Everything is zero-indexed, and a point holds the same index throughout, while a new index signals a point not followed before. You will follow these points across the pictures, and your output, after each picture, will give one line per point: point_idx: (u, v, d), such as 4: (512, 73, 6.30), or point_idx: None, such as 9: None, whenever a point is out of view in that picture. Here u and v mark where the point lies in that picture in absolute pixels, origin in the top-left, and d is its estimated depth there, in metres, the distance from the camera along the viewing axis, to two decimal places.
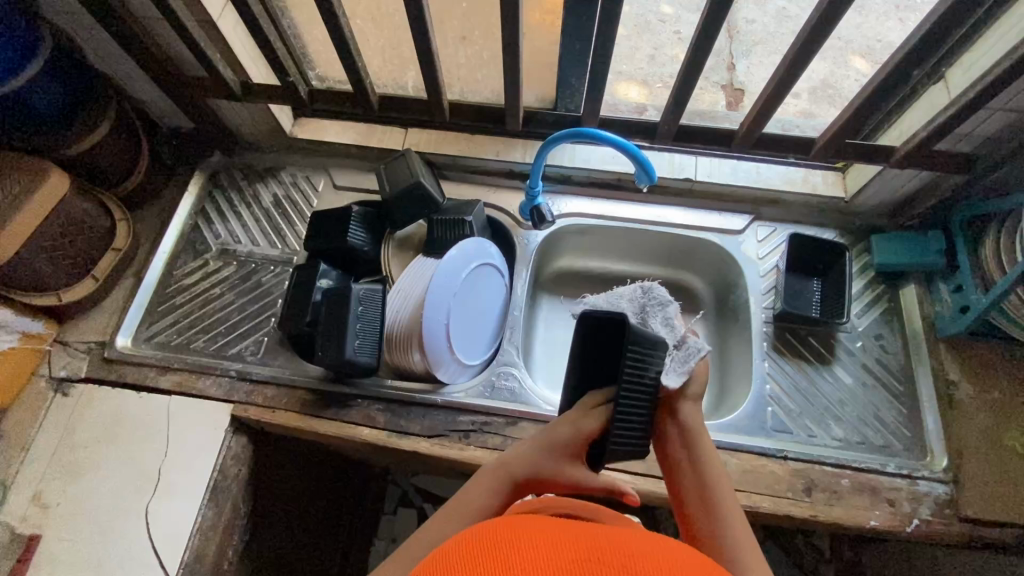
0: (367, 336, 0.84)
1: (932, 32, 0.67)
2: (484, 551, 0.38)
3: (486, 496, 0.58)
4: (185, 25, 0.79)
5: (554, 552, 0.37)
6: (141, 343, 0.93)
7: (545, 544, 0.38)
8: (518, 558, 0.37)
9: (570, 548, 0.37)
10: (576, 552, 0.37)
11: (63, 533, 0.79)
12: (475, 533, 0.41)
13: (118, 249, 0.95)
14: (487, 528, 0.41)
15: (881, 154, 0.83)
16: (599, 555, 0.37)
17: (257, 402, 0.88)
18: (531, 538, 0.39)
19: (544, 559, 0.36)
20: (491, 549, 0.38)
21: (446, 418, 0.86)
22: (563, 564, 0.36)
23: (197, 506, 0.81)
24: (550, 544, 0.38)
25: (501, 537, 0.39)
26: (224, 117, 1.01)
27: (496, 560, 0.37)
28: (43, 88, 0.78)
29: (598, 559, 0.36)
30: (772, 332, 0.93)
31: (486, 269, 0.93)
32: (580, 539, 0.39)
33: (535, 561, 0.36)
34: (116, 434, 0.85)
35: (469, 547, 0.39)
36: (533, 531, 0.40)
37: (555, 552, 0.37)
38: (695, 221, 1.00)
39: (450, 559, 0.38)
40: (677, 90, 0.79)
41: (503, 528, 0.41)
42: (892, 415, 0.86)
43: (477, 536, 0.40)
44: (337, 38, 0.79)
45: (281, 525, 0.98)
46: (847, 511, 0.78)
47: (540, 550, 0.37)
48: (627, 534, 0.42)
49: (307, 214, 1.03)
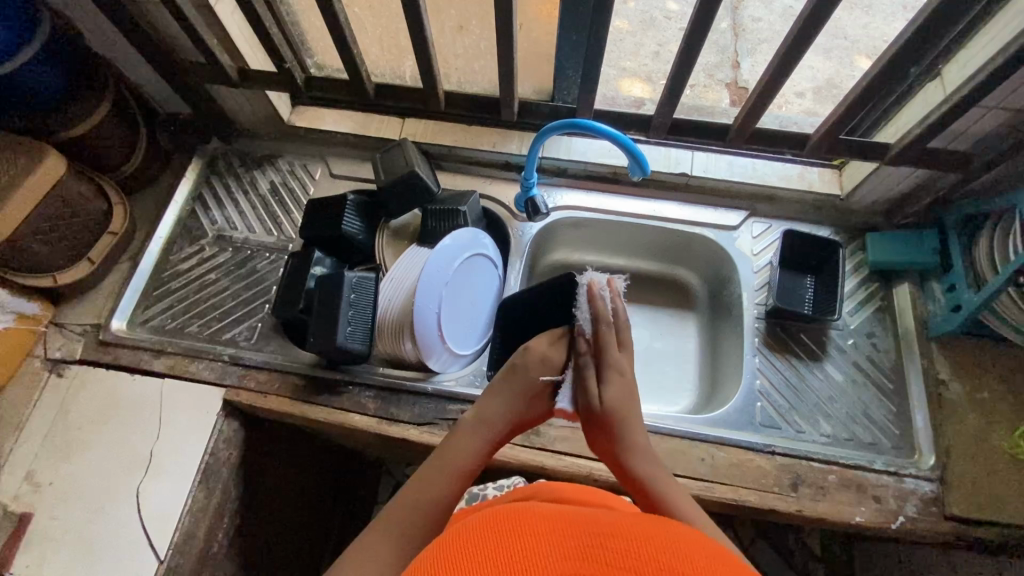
0: (358, 323, 0.85)
1: (925, 27, 0.67)
2: (486, 538, 0.38)
3: (471, 453, 0.64)
4: (182, 8, 0.80)
5: (556, 540, 0.37)
6: (136, 327, 0.94)
7: (548, 531, 0.38)
8: (519, 546, 0.37)
9: (571, 534, 0.38)
10: (579, 539, 0.37)
11: (56, 511, 0.80)
12: (480, 517, 0.41)
13: (115, 232, 0.96)
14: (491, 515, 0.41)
15: (877, 151, 0.83)
16: (603, 543, 0.37)
17: (248, 386, 0.88)
18: (532, 523, 0.39)
19: (547, 550, 0.36)
20: (495, 537, 0.38)
21: (436, 406, 0.86)
22: (566, 553, 0.36)
23: (188, 489, 0.81)
24: (555, 532, 0.38)
25: (503, 521, 0.40)
26: (223, 103, 1.01)
27: (500, 549, 0.37)
28: (41, 70, 0.79)
29: (602, 546, 0.37)
30: (763, 328, 0.93)
31: (479, 260, 0.93)
32: (582, 524, 0.39)
33: (538, 550, 0.36)
34: (109, 416, 0.86)
35: (472, 532, 0.40)
36: (534, 514, 0.40)
37: (557, 539, 0.37)
38: (689, 216, 1.00)
39: (454, 547, 0.39)
40: (671, 82, 0.79)
41: (505, 512, 0.41)
42: (881, 413, 0.86)
43: (480, 521, 0.41)
44: (333, 26, 0.79)
45: (272, 510, 0.98)
46: (832, 506, 0.79)
47: (542, 536, 0.38)
48: (629, 517, 0.42)
49: (303, 201, 1.03)
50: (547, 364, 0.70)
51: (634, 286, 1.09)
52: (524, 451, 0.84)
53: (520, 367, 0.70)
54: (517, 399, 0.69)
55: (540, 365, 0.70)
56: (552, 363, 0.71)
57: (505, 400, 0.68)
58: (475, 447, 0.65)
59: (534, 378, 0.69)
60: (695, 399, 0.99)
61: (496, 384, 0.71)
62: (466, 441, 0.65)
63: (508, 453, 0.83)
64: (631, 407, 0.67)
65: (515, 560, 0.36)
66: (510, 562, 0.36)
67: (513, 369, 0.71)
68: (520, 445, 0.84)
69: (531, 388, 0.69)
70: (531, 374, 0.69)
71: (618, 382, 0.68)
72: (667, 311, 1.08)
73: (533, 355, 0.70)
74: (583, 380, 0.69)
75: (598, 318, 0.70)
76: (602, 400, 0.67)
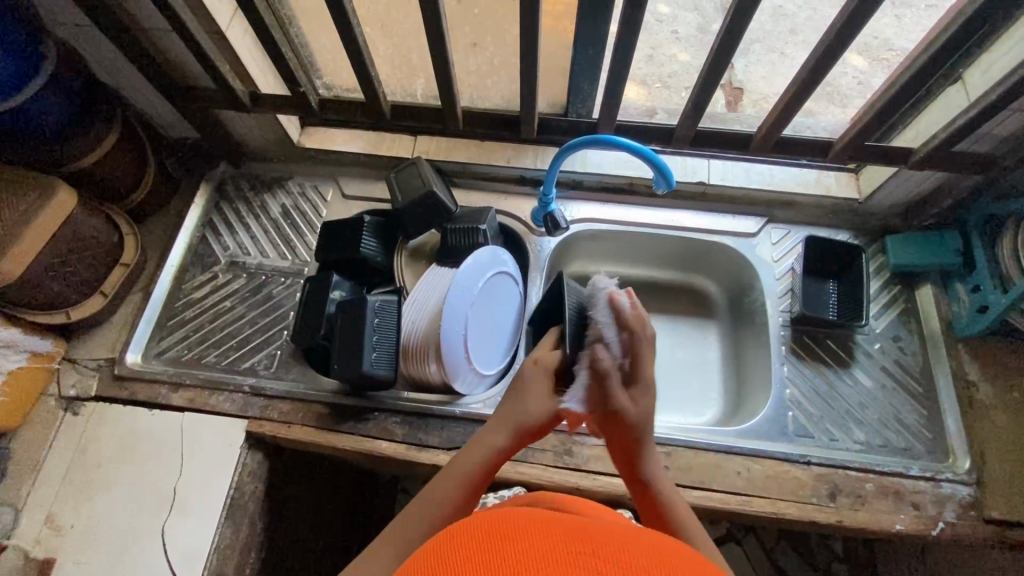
0: (383, 348, 0.83)
1: (957, 35, 0.67)
2: (468, 533, 0.35)
3: (470, 460, 0.62)
4: (194, 36, 0.78)
5: (543, 540, 0.33)
6: (151, 359, 0.92)
7: (534, 532, 0.34)
8: (504, 549, 0.33)
9: (560, 534, 0.34)
10: (570, 544, 0.33)
11: (79, 556, 0.78)
12: (469, 517, 0.38)
13: (127, 263, 0.94)
14: (478, 517, 0.37)
15: (900, 156, 0.83)
16: (596, 548, 0.32)
17: (272, 417, 0.86)
18: (525, 527, 0.34)
19: (540, 557, 0.32)
20: (485, 544, 0.33)
21: (465, 429, 0.85)
22: (560, 560, 0.31)
23: (215, 526, 0.79)
24: (549, 537, 0.33)
25: (494, 523, 0.36)
26: (233, 127, 0.99)
27: (489, 555, 0.32)
28: (48, 104, 0.77)
29: (594, 552, 0.32)
30: (789, 336, 0.92)
31: (502, 278, 0.91)
32: (573, 529, 0.35)
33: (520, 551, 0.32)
34: (129, 453, 0.84)
35: (456, 531, 0.36)
36: (525, 515, 0.36)
37: (550, 543, 0.33)
38: (707, 224, 0.99)
39: (438, 555, 0.34)
40: (696, 94, 0.78)
41: (499, 514, 0.36)
42: (913, 417, 0.85)
43: (469, 520, 0.37)
44: (351, 48, 0.77)
45: (296, 539, 0.96)
46: (872, 515, 0.78)
47: (531, 542, 0.33)
48: (623, 528, 0.37)
49: (317, 224, 1.01)
50: (539, 364, 0.68)
51: (650, 296, 1.08)
52: (558, 472, 0.83)
53: (519, 375, 0.68)
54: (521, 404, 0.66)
55: (533, 366, 0.68)
56: (547, 364, 0.68)
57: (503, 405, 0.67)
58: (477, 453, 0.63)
59: (529, 380, 0.67)
60: (721, 409, 0.98)
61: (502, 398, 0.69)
62: (465, 451, 0.63)
63: (542, 473, 0.82)
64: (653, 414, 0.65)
65: (496, 561, 0.32)
66: (490, 563, 0.32)
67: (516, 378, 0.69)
68: (553, 466, 0.83)
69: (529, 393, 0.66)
70: (527, 376, 0.67)
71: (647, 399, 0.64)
72: (688, 319, 1.07)
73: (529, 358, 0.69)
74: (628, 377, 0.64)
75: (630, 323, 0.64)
76: (631, 411, 0.63)
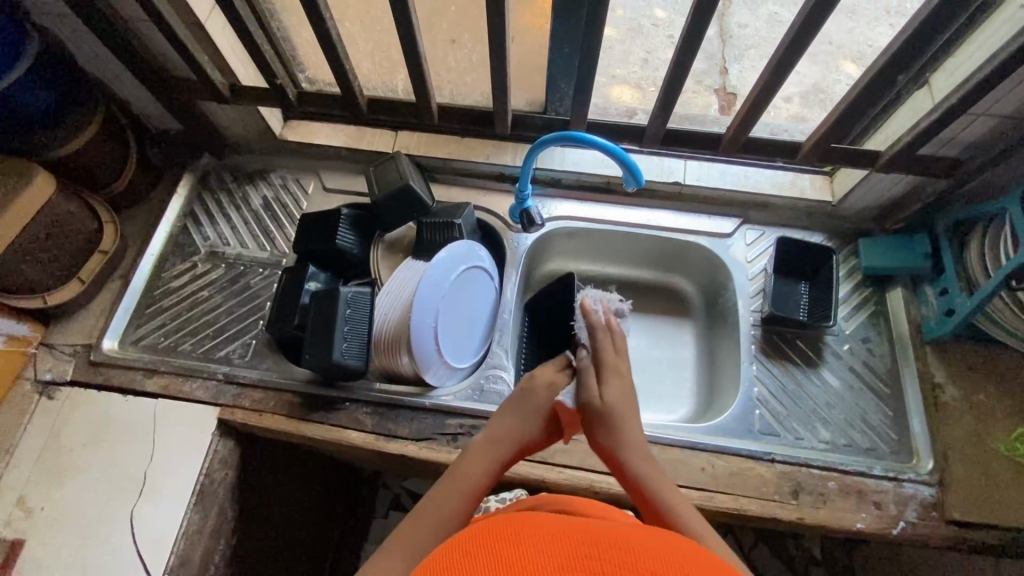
0: (354, 339, 0.84)
1: (914, 38, 0.68)
2: (477, 539, 0.36)
3: (481, 473, 0.60)
4: (171, 27, 0.79)
5: (549, 548, 0.34)
6: (127, 346, 0.92)
7: (541, 538, 0.35)
8: (512, 554, 0.34)
9: (566, 539, 0.35)
10: (575, 548, 0.34)
11: (48, 538, 0.79)
12: (473, 526, 0.39)
13: (105, 251, 0.94)
14: (485, 527, 0.38)
15: (867, 158, 0.84)
16: (598, 550, 0.34)
17: (244, 405, 0.87)
18: (530, 535, 0.36)
19: (548, 562, 0.33)
20: (494, 550, 0.35)
21: (435, 421, 0.86)
22: (565, 564, 0.33)
23: (184, 510, 0.80)
24: (553, 542, 0.35)
25: (498, 531, 0.37)
26: (215, 119, 1.00)
27: (496, 560, 0.34)
28: (30, 90, 0.78)
29: (598, 555, 0.34)
30: (760, 335, 0.93)
31: (476, 273, 0.92)
32: (579, 533, 0.36)
33: (529, 556, 0.34)
34: (102, 438, 0.84)
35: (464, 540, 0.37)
36: (528, 522, 0.38)
37: (557, 548, 0.34)
38: (684, 224, 1.00)
39: (446, 562, 0.35)
40: (664, 94, 0.79)
41: (501, 522, 0.38)
42: (879, 418, 0.86)
43: (474, 530, 0.38)
44: (325, 41, 0.79)
45: (268, 526, 0.98)
46: (833, 513, 0.79)
47: (537, 548, 0.34)
48: (625, 529, 0.39)
49: (296, 216, 1.02)
50: (552, 389, 0.69)
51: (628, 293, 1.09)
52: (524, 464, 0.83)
53: (524, 391, 0.69)
54: (525, 422, 0.66)
55: (549, 391, 0.69)
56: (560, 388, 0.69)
57: (514, 420, 0.66)
58: (487, 464, 0.61)
59: (537, 398, 0.68)
60: (692, 408, 0.99)
61: (503, 406, 0.69)
62: (475, 460, 0.61)
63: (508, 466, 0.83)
64: (629, 417, 0.65)
65: (503, 564, 0.33)
66: (497, 563, 0.33)
67: (521, 393, 0.69)
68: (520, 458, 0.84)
69: (539, 412, 0.67)
70: (537, 397, 0.68)
71: (619, 385, 0.67)
72: (664, 318, 1.07)
73: (540, 380, 0.69)
74: (589, 377, 0.68)
75: (594, 325, 0.72)
76: (600, 399, 0.66)
